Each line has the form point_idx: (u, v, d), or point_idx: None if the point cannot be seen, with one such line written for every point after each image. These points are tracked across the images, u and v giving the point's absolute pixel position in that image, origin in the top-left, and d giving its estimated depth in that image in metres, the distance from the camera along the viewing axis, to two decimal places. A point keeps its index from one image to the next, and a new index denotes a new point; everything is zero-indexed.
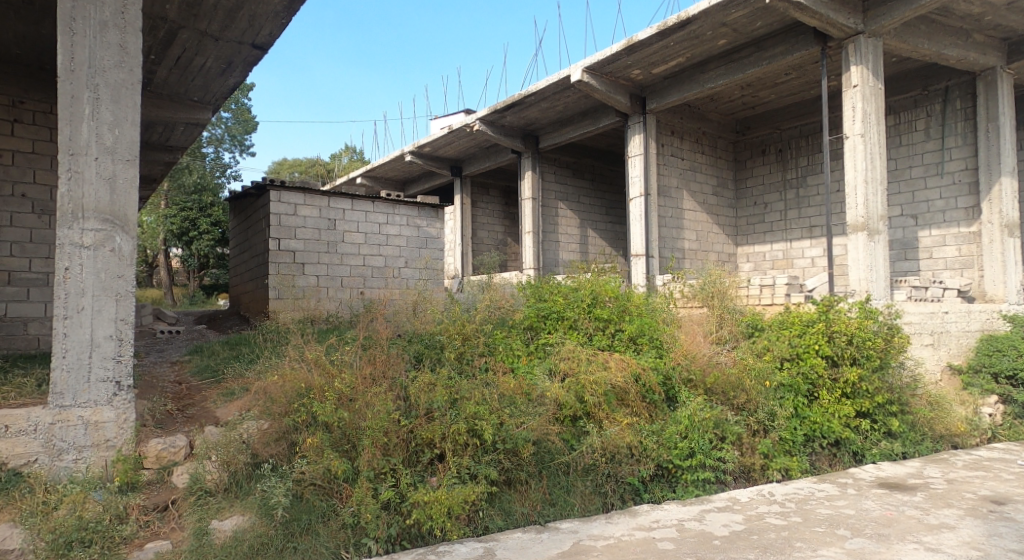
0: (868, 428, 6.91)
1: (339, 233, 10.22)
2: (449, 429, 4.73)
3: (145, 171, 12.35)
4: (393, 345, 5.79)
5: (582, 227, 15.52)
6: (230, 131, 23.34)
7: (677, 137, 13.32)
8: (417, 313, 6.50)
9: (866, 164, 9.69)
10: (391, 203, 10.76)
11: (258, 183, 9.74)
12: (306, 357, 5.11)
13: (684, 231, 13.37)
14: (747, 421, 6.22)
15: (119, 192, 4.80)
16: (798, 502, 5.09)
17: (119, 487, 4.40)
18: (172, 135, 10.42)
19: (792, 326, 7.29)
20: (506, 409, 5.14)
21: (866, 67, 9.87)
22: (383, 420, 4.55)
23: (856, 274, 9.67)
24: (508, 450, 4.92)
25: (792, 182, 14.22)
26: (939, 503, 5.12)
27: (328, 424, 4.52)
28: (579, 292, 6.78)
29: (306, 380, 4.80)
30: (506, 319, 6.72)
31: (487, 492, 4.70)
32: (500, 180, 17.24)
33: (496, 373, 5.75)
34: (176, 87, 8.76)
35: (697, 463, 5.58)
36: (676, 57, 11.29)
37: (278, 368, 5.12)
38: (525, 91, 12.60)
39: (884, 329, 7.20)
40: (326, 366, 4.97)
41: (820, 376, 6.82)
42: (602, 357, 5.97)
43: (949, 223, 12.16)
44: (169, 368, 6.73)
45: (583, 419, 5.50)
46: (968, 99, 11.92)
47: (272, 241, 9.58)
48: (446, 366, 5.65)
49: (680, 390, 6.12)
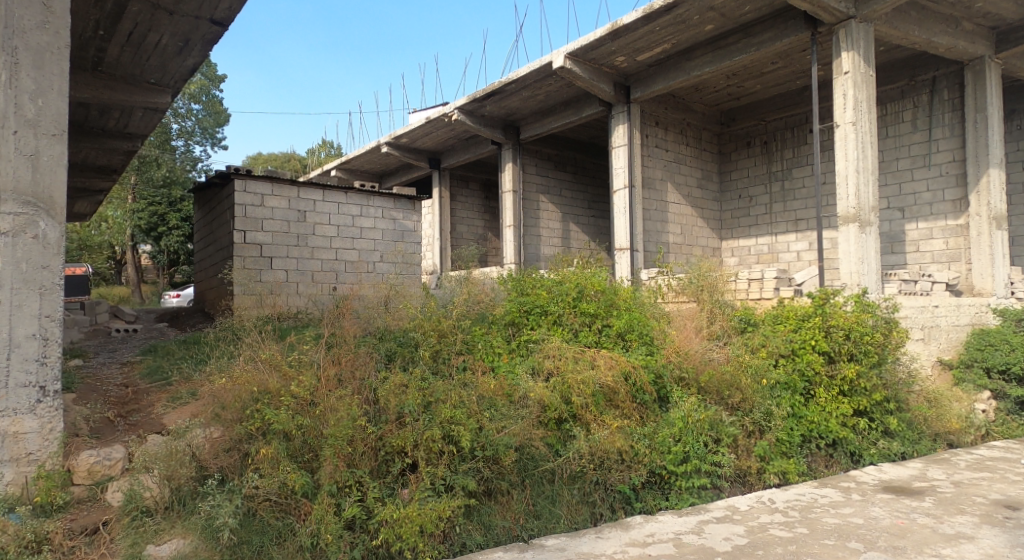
0: (865, 427, 6.57)
1: (310, 226, 9.69)
2: (422, 435, 4.29)
3: (105, 162, 11.74)
4: (362, 343, 5.35)
5: (563, 221, 15.10)
6: (202, 124, 22.50)
7: (661, 128, 12.96)
8: (390, 308, 6.04)
9: (858, 153, 9.36)
10: (366, 194, 10.24)
11: (221, 172, 9.16)
12: (261, 358, 4.62)
13: (669, 224, 13.01)
14: (743, 423, 5.82)
15: (43, 171, 4.30)
16: (802, 511, 4.69)
17: (38, 508, 3.87)
18: (130, 120, 9.83)
19: (787, 320, 6.95)
20: (485, 413, 4.73)
21: (858, 53, 9.54)
22: (348, 429, 4.12)
23: (847, 267, 9.37)
24: (488, 458, 4.52)
25: (777, 175, 13.91)
26: (951, 509, 4.73)
27: (288, 432, 4.09)
28: (563, 285, 6.34)
29: (262, 383, 4.33)
30: (486, 314, 6.27)
31: (465, 505, 4.26)
32: (479, 173, 16.78)
33: (475, 373, 5.32)
34: (131, 67, 8.19)
35: (692, 468, 5.18)
36: (661, 43, 10.92)
37: (231, 369, 4.61)
38: (505, 78, 12.13)
39: (882, 323, 6.86)
40: (283, 366, 4.48)
41: (817, 372, 6.47)
42: (589, 354, 5.55)
43: (936, 215, 11.91)
44: (119, 369, 6.20)
45: (568, 422, 5.09)
46: (956, 89, 11.70)
47: (237, 232, 9.01)
48: (420, 366, 5.23)
49: (673, 390, 5.71)
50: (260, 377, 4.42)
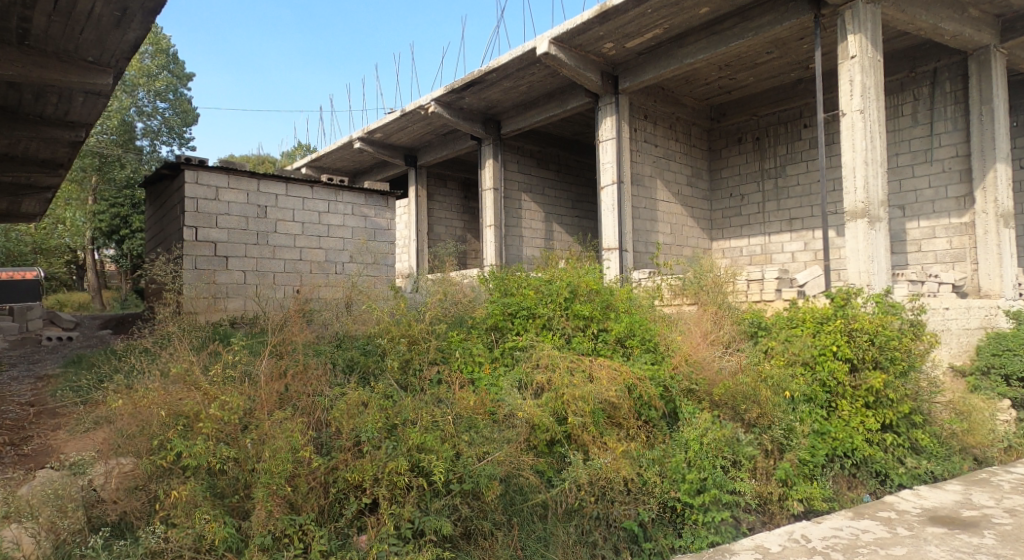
0: (892, 443, 5.80)
1: (271, 222, 8.78)
2: (384, 467, 3.52)
3: (48, 155, 10.76)
4: (317, 354, 4.51)
5: (546, 221, 14.30)
6: (168, 123, 21.19)
7: (651, 122, 12.23)
8: (352, 313, 5.18)
9: (866, 144, 8.68)
10: (334, 189, 9.34)
11: (170, 162, 8.21)
12: (172, 376, 3.63)
13: (659, 223, 12.26)
14: (760, 442, 5.04)
15: None
16: (845, 552, 3.91)
17: None
18: (71, 106, 8.88)
19: (804, 324, 6.21)
20: (463, 436, 3.94)
21: (865, 35, 8.86)
22: (287, 463, 3.32)
23: (855, 266, 8.64)
24: (466, 493, 3.75)
25: (770, 172, 13.20)
26: (1020, 548, 3.96)
27: (212, 467, 3.30)
28: (553, 284, 5.51)
29: (176, 404, 3.45)
30: (465, 317, 5.40)
31: (437, 556, 3.48)
32: (458, 171, 15.95)
33: (451, 388, 4.48)
34: (63, 41, 7.24)
35: (711, 500, 4.37)
36: (653, 28, 10.19)
37: (139, 384, 3.68)
38: (486, 66, 11.32)
39: (909, 326, 6.12)
40: (203, 383, 3.58)
41: (839, 383, 5.74)
42: (583, 363, 4.71)
43: (938, 213, 11.26)
44: (32, 384, 5.27)
45: (562, 444, 4.31)
46: (958, 81, 11.10)
47: (187, 229, 8.07)
48: (385, 380, 4.39)
49: (683, 404, 4.92)
50: (175, 397, 3.51)
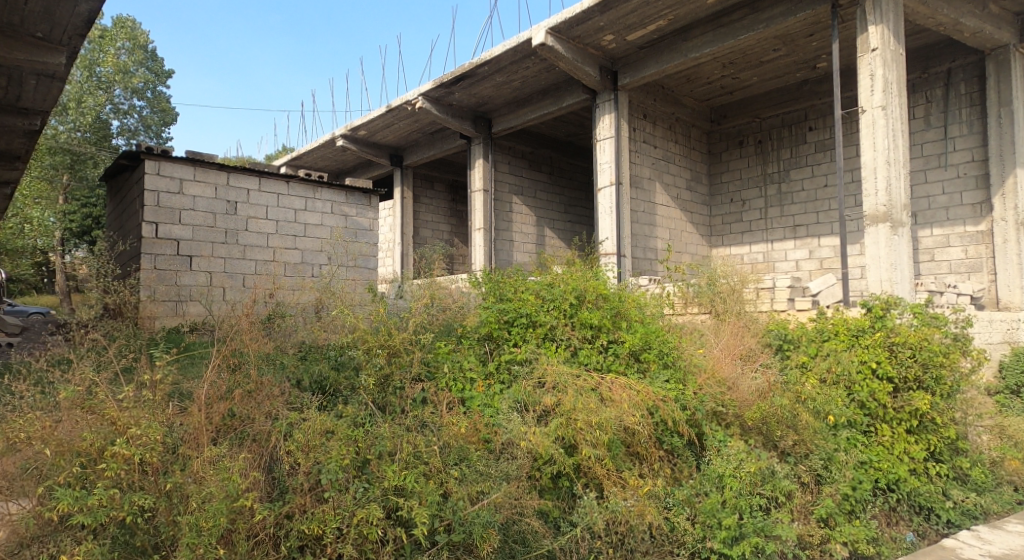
0: (939, 474, 5.09)
1: (242, 220, 7.98)
2: (351, 517, 2.83)
3: (3, 145, 9.83)
4: (273, 370, 3.75)
5: (538, 225, 13.58)
6: (145, 122, 20.26)
7: (650, 121, 11.57)
8: (325, 322, 4.42)
9: (888, 142, 8.02)
10: (312, 184, 8.52)
11: (129, 151, 7.41)
12: (62, 404, 2.87)
13: (657, 228, 11.56)
14: (795, 473, 4.35)
15: None
16: None
17: None
18: (22, 91, 7.95)
19: (837, 336, 5.52)
20: (452, 471, 3.21)
21: (887, 27, 8.24)
22: (220, 516, 2.63)
23: (876, 274, 7.96)
24: (455, 545, 3.03)
25: (772, 176, 12.55)
26: None
27: (125, 520, 2.62)
28: (555, 289, 4.72)
29: (72, 440, 2.73)
30: (453, 326, 4.66)
31: None
32: (446, 173, 15.21)
33: (438, 409, 3.72)
34: (4, 13, 5.88)
35: (750, 549, 3.67)
36: (657, 19, 9.51)
37: (25, 412, 2.94)
38: (477, 59, 10.61)
39: (955, 341, 5.39)
40: (106, 406, 2.83)
41: (880, 404, 5.04)
42: (595, 382, 3.98)
43: (953, 220, 10.60)
44: None
45: (570, 479, 3.59)
46: (974, 82, 10.48)
47: (147, 225, 7.28)
48: (355, 402, 3.62)
49: (710, 430, 4.20)
50: (69, 432, 2.79)
